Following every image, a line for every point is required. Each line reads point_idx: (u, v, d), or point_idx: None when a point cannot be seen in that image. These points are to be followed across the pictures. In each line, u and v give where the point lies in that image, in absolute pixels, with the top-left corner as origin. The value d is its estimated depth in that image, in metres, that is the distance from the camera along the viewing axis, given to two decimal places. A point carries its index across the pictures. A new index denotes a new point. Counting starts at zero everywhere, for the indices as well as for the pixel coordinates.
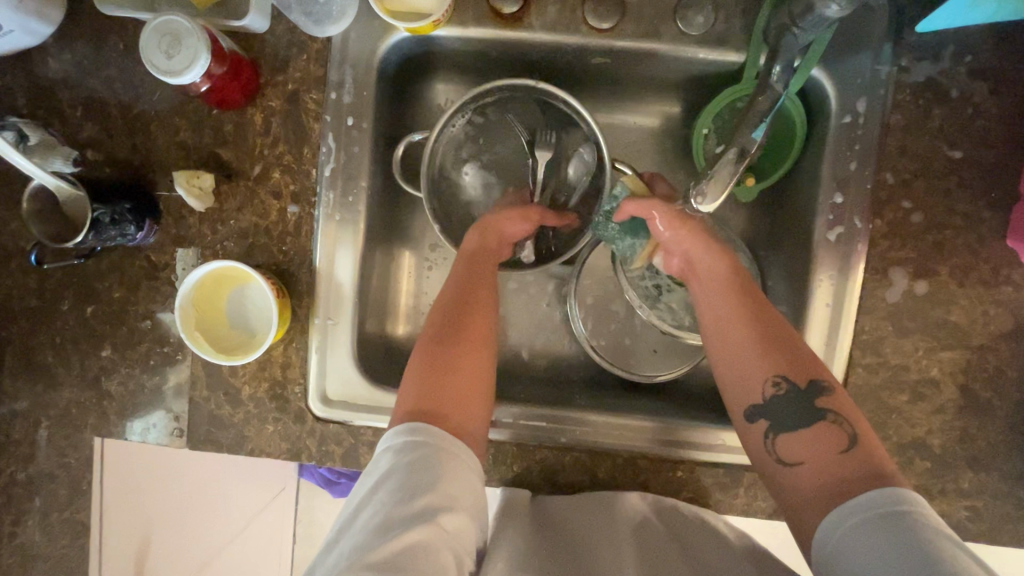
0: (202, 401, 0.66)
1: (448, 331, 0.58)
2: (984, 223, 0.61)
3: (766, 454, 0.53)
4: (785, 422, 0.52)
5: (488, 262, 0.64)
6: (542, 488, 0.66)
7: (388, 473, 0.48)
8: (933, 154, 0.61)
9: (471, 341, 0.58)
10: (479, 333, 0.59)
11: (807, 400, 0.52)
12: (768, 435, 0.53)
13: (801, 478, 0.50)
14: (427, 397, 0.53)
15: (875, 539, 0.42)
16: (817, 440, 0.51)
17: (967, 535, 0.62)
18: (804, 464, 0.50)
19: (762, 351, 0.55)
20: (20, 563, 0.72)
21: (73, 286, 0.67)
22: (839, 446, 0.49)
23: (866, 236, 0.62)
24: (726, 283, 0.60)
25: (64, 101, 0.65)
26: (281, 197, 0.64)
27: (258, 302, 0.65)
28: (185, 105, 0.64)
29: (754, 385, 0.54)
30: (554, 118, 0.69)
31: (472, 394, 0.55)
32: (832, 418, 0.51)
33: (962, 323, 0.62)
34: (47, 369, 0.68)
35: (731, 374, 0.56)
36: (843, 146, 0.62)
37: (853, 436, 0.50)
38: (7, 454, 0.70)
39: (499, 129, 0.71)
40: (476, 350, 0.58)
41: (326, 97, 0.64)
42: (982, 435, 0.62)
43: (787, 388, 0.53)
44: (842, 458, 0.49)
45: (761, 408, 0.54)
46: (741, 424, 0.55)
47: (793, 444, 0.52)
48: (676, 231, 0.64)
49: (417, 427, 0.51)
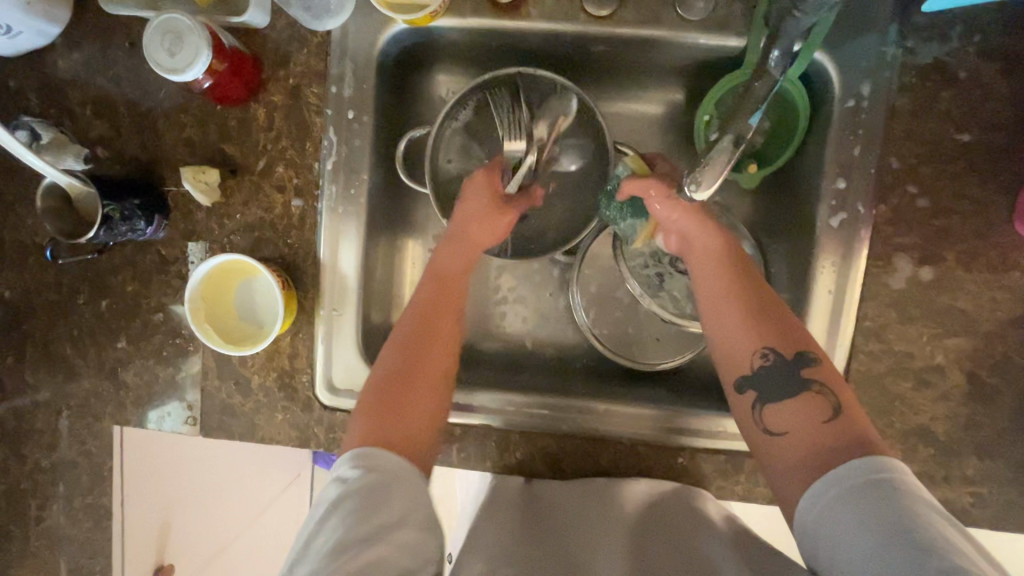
0: (214, 390, 0.68)
1: (413, 347, 0.60)
2: (992, 207, 0.60)
3: (753, 426, 0.53)
4: (772, 391, 0.53)
5: (458, 284, 0.65)
6: (544, 474, 0.67)
7: (338, 499, 0.48)
8: (941, 137, 0.60)
9: (421, 380, 0.58)
10: (433, 370, 0.59)
11: (794, 370, 0.53)
12: (756, 406, 0.53)
13: (787, 447, 0.50)
14: (393, 415, 0.55)
15: (850, 515, 0.42)
16: (802, 409, 0.51)
17: (970, 522, 0.62)
18: (789, 435, 0.50)
19: (752, 323, 0.55)
20: (46, 546, 0.75)
21: (88, 280, 0.69)
22: (822, 415, 0.50)
23: (869, 222, 0.61)
24: (719, 261, 0.60)
25: (73, 100, 0.67)
26: (285, 191, 0.66)
27: (264, 294, 0.67)
28: (189, 102, 0.66)
29: (742, 355, 0.55)
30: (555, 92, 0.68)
31: (422, 434, 0.56)
32: (818, 389, 0.51)
33: (969, 309, 0.61)
34: (66, 361, 0.71)
35: (722, 346, 0.56)
36: (848, 130, 0.61)
37: (837, 406, 0.50)
38: (33, 442, 0.73)
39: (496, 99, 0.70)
40: (433, 382, 0.59)
41: (327, 91, 0.65)
42: (988, 421, 0.62)
43: (774, 359, 0.53)
44: (827, 427, 0.49)
45: (749, 379, 0.54)
46: (731, 396, 0.55)
47: (779, 414, 0.52)
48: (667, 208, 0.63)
49: (366, 453, 0.52)
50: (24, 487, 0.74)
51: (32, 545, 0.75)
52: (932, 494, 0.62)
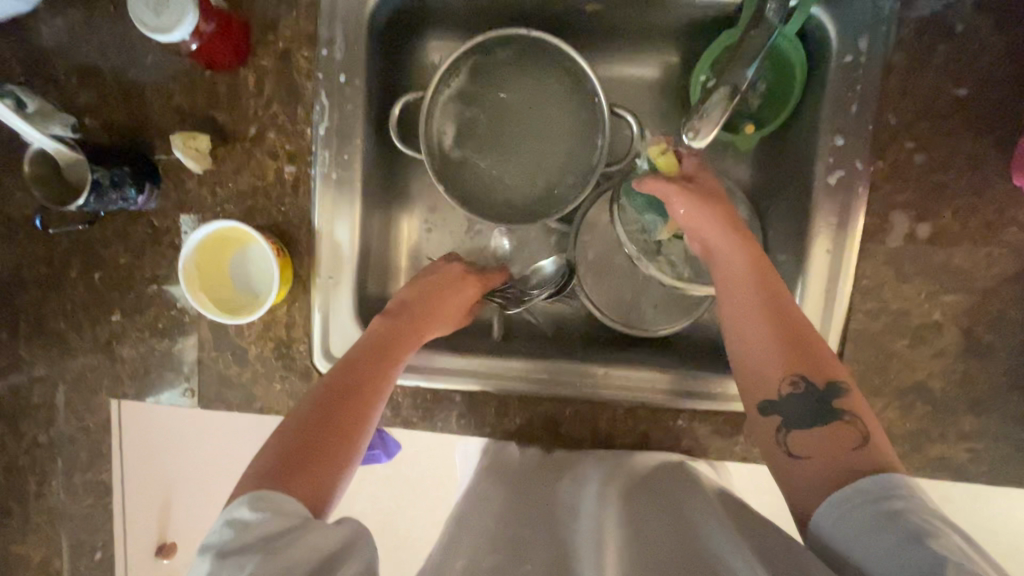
0: (211, 361, 0.68)
1: (348, 384, 0.54)
2: (989, 163, 0.60)
3: (776, 448, 0.51)
4: (798, 417, 0.50)
5: (405, 335, 0.62)
6: (543, 438, 0.68)
7: (241, 546, 0.41)
8: (938, 93, 0.60)
9: (343, 432, 0.50)
10: (360, 426, 0.51)
11: (823, 399, 0.50)
12: (779, 430, 0.51)
13: (809, 470, 0.48)
14: (301, 451, 0.47)
15: (860, 533, 0.41)
16: (829, 437, 0.48)
17: (965, 477, 0.63)
18: (812, 460, 0.48)
19: (781, 346, 0.52)
20: (46, 522, 0.75)
21: (80, 253, 0.68)
22: (850, 442, 0.47)
23: (866, 180, 0.61)
24: (748, 279, 0.57)
25: (58, 68, 0.65)
26: (277, 157, 0.65)
27: (260, 262, 0.66)
28: (177, 69, 0.64)
29: (770, 378, 0.52)
30: (566, 68, 0.69)
31: (329, 481, 0.47)
32: (849, 419, 0.49)
33: (965, 266, 0.61)
34: (61, 335, 0.70)
35: (746, 365, 0.54)
36: (845, 86, 0.61)
37: (866, 435, 0.47)
38: (29, 418, 0.72)
39: (505, 74, 0.71)
40: (359, 423, 0.52)
41: (317, 55, 0.63)
42: (983, 377, 0.62)
43: (804, 387, 0.51)
44: (853, 454, 0.46)
45: (774, 403, 0.52)
46: (752, 416, 0.53)
47: (803, 438, 0.50)
48: (693, 214, 0.63)
49: (263, 495, 0.43)
50: (22, 464, 0.74)
51: (33, 522, 0.75)
52: (928, 450, 0.63)
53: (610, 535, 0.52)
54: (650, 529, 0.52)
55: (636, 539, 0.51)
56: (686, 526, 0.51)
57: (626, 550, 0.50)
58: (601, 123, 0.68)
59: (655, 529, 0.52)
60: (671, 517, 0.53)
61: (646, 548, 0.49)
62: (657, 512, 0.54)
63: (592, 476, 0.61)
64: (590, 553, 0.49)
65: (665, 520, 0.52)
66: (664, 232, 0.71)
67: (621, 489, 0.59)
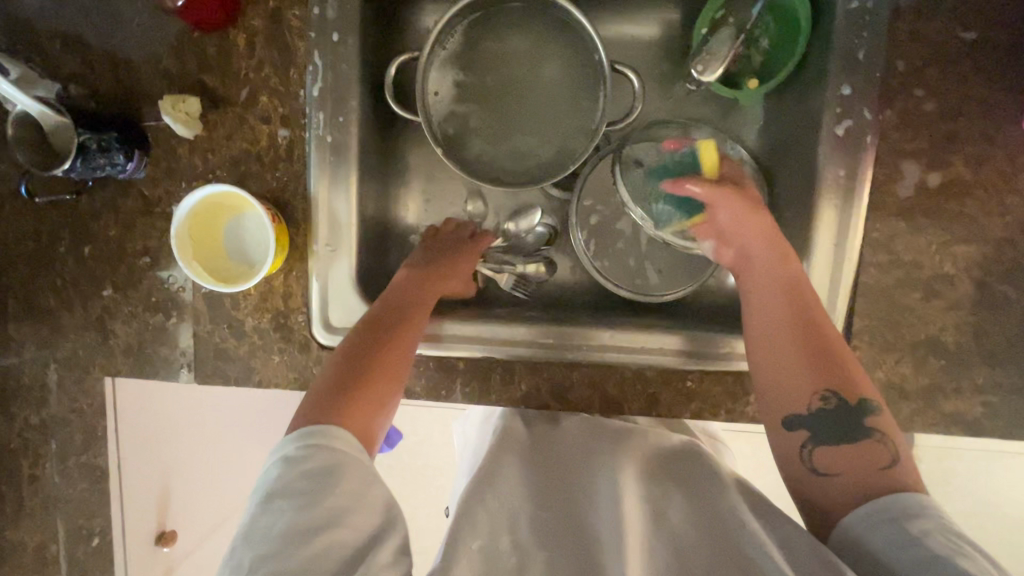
0: (207, 335, 0.66)
1: (381, 329, 0.60)
2: (1000, 109, 0.59)
3: (799, 464, 0.53)
4: (825, 433, 0.52)
5: (432, 281, 0.66)
6: (550, 405, 0.66)
7: (286, 483, 0.48)
8: (946, 37, 0.58)
9: (386, 378, 0.57)
10: (397, 365, 0.59)
11: (852, 416, 0.52)
12: (806, 444, 0.53)
13: (835, 487, 0.50)
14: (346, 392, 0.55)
15: (885, 541, 0.45)
16: (858, 455, 0.51)
17: (981, 432, 0.62)
18: (839, 476, 0.50)
19: (809, 364, 0.54)
20: (42, 506, 0.73)
21: (69, 226, 0.66)
22: (879, 462, 0.50)
23: (875, 129, 0.60)
24: (782, 290, 0.58)
25: (41, 33, 0.63)
26: (269, 121, 0.63)
27: (255, 232, 0.64)
28: (165, 31, 0.62)
29: (802, 394, 0.54)
30: (561, 28, 0.68)
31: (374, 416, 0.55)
32: (878, 438, 0.51)
33: (977, 215, 0.60)
34: (50, 313, 0.68)
35: (775, 379, 0.55)
36: (852, 33, 0.59)
37: (895, 456, 0.50)
38: (21, 399, 0.70)
39: (499, 36, 0.70)
40: (396, 364, 0.59)
41: (310, 13, 0.61)
42: (998, 329, 0.61)
43: (836, 403, 0.53)
44: (881, 475, 0.49)
45: (802, 418, 0.53)
46: (777, 430, 0.55)
47: (829, 454, 0.52)
48: (733, 219, 0.63)
49: (314, 432, 0.52)
50: (15, 446, 0.71)
51: (28, 505, 0.73)
52: (943, 406, 0.62)
53: (633, 524, 0.55)
54: (673, 514, 0.56)
55: (658, 525, 0.56)
56: (705, 504, 0.56)
57: (652, 544, 0.54)
58: (599, 82, 0.67)
59: (676, 513, 0.56)
60: (693, 499, 0.57)
61: (668, 535, 0.54)
62: (679, 493, 0.58)
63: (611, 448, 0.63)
64: (616, 545, 0.54)
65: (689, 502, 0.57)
66: (672, 226, 0.68)
67: (642, 463, 0.62)
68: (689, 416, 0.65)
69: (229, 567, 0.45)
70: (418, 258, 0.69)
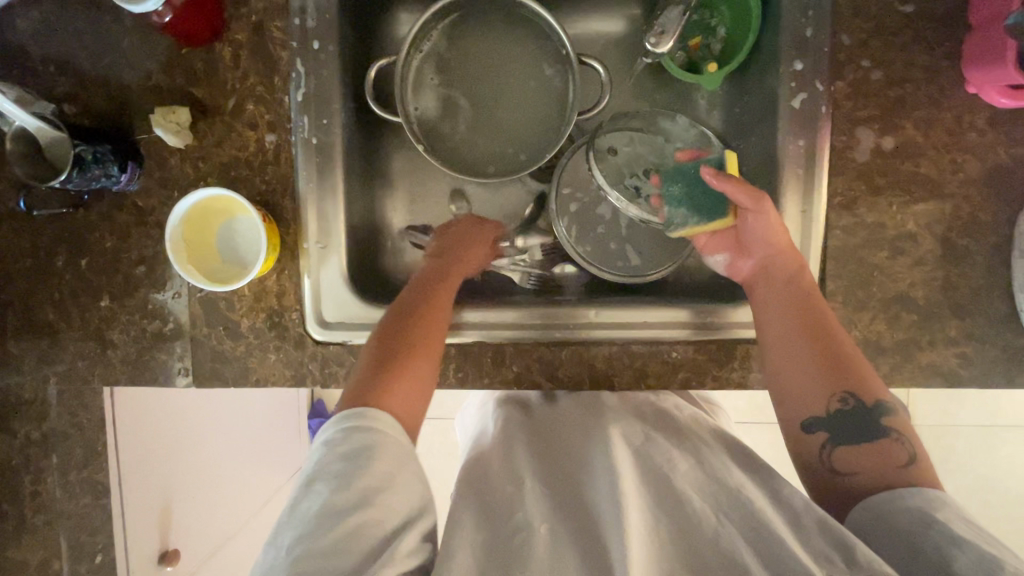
0: (204, 339, 0.68)
1: (412, 311, 0.63)
2: (943, 73, 0.62)
3: (818, 461, 0.54)
4: (846, 433, 0.54)
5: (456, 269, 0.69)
6: (543, 385, 0.68)
7: (322, 467, 0.49)
8: (886, 11, 0.63)
9: (421, 358, 0.59)
10: (428, 346, 0.61)
11: (872, 417, 0.54)
12: (825, 446, 0.54)
13: (858, 485, 0.51)
14: (382, 373, 0.57)
15: (908, 522, 0.45)
16: (875, 452, 0.52)
17: (959, 382, 0.64)
18: (859, 474, 0.52)
19: (826, 366, 0.56)
20: (45, 522, 0.73)
21: (66, 241, 0.68)
22: (899, 460, 0.51)
23: (828, 100, 0.63)
24: (797, 294, 0.60)
25: (35, 58, 0.66)
26: (257, 128, 0.66)
27: (247, 234, 0.67)
28: (154, 48, 0.66)
29: (819, 398, 0.55)
30: (531, 29, 0.72)
31: (413, 397, 0.57)
32: (897, 437, 0.53)
33: (932, 174, 0.63)
34: (48, 326, 0.69)
35: (793, 381, 0.57)
36: (798, 14, 0.64)
37: (913, 455, 0.51)
38: (21, 415, 0.71)
39: (472, 41, 0.74)
40: (429, 345, 0.61)
41: (291, 24, 0.65)
42: (964, 282, 0.64)
43: (853, 405, 0.54)
44: (902, 472, 0.50)
45: (822, 420, 0.55)
46: (796, 434, 0.56)
47: (848, 453, 0.53)
48: (760, 226, 0.62)
49: (355, 414, 0.53)
50: (15, 463, 0.72)
51: (30, 522, 0.73)
52: (920, 359, 0.64)
53: (632, 487, 0.54)
54: (679, 477, 0.55)
55: (663, 493, 0.54)
56: (710, 476, 0.55)
57: (660, 512, 0.52)
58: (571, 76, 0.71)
59: (680, 480, 0.55)
60: (699, 467, 0.57)
61: (674, 494, 0.54)
62: (686, 459, 0.58)
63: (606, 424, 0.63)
64: (614, 510, 0.51)
65: (694, 470, 0.57)
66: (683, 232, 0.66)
67: (642, 432, 0.62)
68: (677, 387, 0.67)
69: (267, 548, 0.46)
70: (436, 248, 0.71)
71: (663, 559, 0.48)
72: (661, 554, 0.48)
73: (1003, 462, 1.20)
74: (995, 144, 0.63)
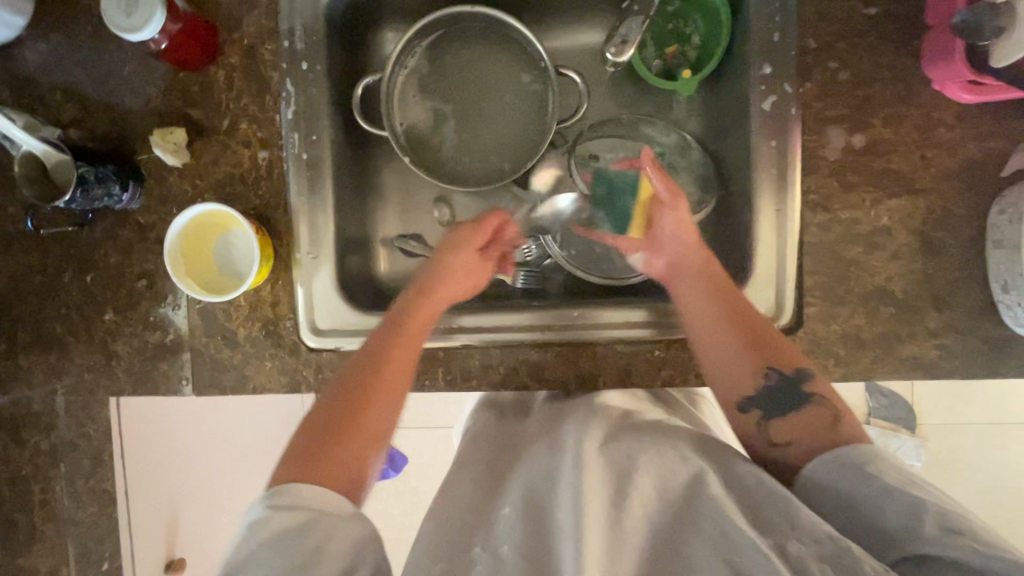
0: (203, 348, 0.70)
1: (361, 372, 0.57)
2: (909, 71, 0.64)
3: (758, 436, 0.54)
4: (775, 407, 0.54)
5: (421, 314, 0.63)
6: (530, 386, 0.70)
7: (244, 556, 0.45)
8: (850, 14, 0.65)
9: (362, 426, 0.53)
10: (373, 411, 0.54)
11: (794, 384, 0.55)
12: (761, 423, 0.54)
13: (793, 455, 0.52)
14: (314, 450, 0.51)
15: (845, 481, 0.47)
16: (804, 420, 0.53)
17: (940, 373, 0.65)
18: (794, 444, 0.52)
19: (744, 347, 0.57)
20: (54, 530, 0.76)
21: (72, 258, 0.72)
22: (826, 420, 0.52)
23: (797, 101, 0.65)
24: (712, 279, 0.61)
25: (43, 86, 0.71)
26: (250, 145, 0.69)
27: (243, 247, 0.69)
28: (153, 74, 0.69)
29: (746, 377, 0.56)
30: (511, 41, 0.75)
31: (352, 473, 0.51)
32: (820, 399, 0.53)
33: (904, 169, 0.65)
34: (56, 340, 0.72)
35: (717, 372, 0.57)
36: (765, 19, 0.66)
37: (836, 413, 0.52)
38: (30, 426, 0.74)
39: (455, 54, 0.77)
40: (375, 411, 0.54)
41: (281, 46, 0.69)
42: (941, 274, 0.65)
43: (776, 377, 0.55)
44: (831, 432, 0.51)
45: (753, 398, 0.55)
46: (734, 416, 0.56)
47: (783, 426, 0.53)
48: (670, 224, 0.65)
49: (277, 493, 0.48)
50: (25, 473, 0.75)
51: (40, 531, 0.76)
52: (901, 351, 0.65)
53: (595, 480, 0.51)
54: (642, 468, 0.52)
55: (627, 486, 0.51)
56: (679, 463, 0.52)
57: (624, 502, 0.49)
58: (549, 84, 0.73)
59: (643, 471, 0.52)
60: (666, 452, 0.53)
61: (631, 484, 0.51)
62: (653, 444, 0.55)
63: (572, 421, 0.60)
64: (571, 508, 0.49)
65: (663, 455, 0.53)
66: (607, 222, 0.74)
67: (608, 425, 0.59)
68: (662, 384, 0.68)
69: None
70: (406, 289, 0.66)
71: (622, 557, 0.46)
72: (619, 552, 0.46)
73: (1011, 460, 1.18)
74: (965, 138, 0.64)
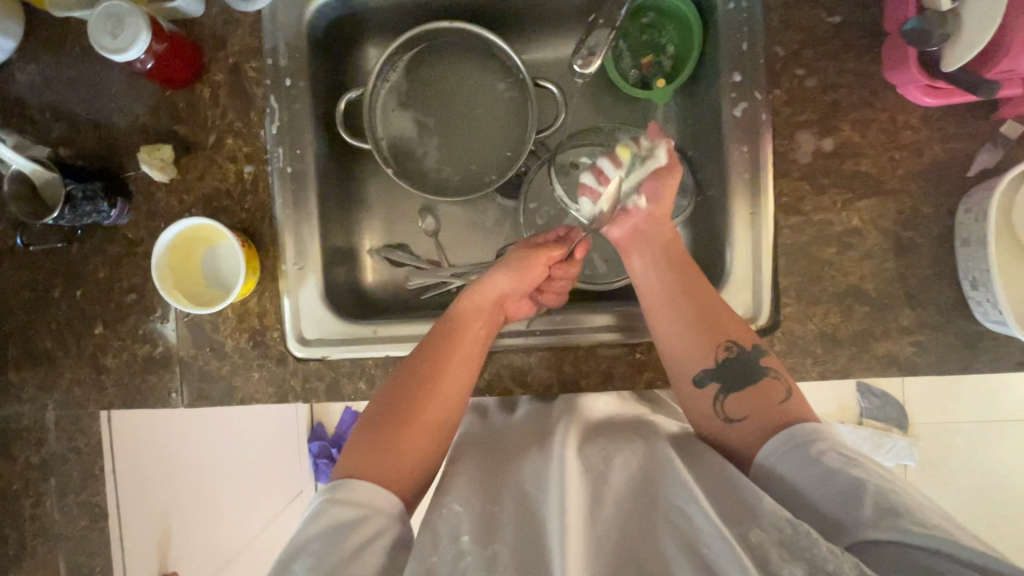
0: (191, 360, 0.71)
1: (420, 378, 0.61)
2: (874, 77, 0.66)
3: (714, 415, 0.59)
4: (731, 382, 0.59)
5: (477, 321, 0.67)
6: (513, 391, 0.70)
7: (299, 546, 0.49)
8: (815, 23, 0.67)
9: (420, 433, 0.58)
10: (432, 420, 0.59)
11: (751, 361, 0.60)
12: (717, 396, 0.60)
13: (745, 431, 0.57)
14: (378, 448, 0.57)
15: (795, 466, 0.51)
16: (759, 395, 0.58)
17: (915, 370, 0.66)
18: (749, 419, 0.57)
19: (705, 322, 0.62)
20: (44, 544, 0.76)
21: (62, 274, 0.73)
22: (779, 397, 0.57)
23: (767, 107, 0.67)
24: (680, 261, 0.66)
25: (33, 107, 0.72)
26: (236, 160, 0.71)
27: (229, 258, 0.71)
28: (140, 93, 0.71)
29: (706, 351, 0.61)
30: (492, 54, 0.77)
31: (411, 474, 0.57)
32: (774, 374, 0.59)
33: (873, 171, 0.67)
34: (47, 355, 0.73)
35: (676, 343, 0.62)
36: (733, 30, 0.68)
37: (789, 386, 0.58)
38: (20, 441, 0.74)
39: (437, 68, 0.78)
40: (433, 419, 0.60)
41: (264, 64, 0.70)
42: (912, 272, 0.66)
43: (735, 352, 0.60)
44: (781, 408, 0.56)
45: (711, 372, 0.60)
46: (692, 391, 0.61)
47: (738, 402, 0.58)
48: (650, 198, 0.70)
49: (335, 490, 0.53)
50: (15, 488, 0.75)
51: (31, 545, 0.76)
52: (876, 348, 0.66)
53: (574, 479, 0.53)
54: (617, 469, 0.55)
55: (603, 486, 0.53)
56: (652, 467, 0.55)
57: (598, 504, 0.52)
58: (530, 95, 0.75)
59: (619, 474, 0.55)
60: (639, 454, 0.57)
61: (609, 485, 0.54)
62: (626, 449, 0.57)
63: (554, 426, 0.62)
64: (557, 510, 0.49)
65: (635, 460, 0.56)
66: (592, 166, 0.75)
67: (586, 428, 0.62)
68: (644, 385, 0.69)
69: None
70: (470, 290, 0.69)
71: (600, 551, 0.48)
72: (598, 552, 0.48)
73: (1002, 458, 1.19)
74: (931, 140, 0.66)
